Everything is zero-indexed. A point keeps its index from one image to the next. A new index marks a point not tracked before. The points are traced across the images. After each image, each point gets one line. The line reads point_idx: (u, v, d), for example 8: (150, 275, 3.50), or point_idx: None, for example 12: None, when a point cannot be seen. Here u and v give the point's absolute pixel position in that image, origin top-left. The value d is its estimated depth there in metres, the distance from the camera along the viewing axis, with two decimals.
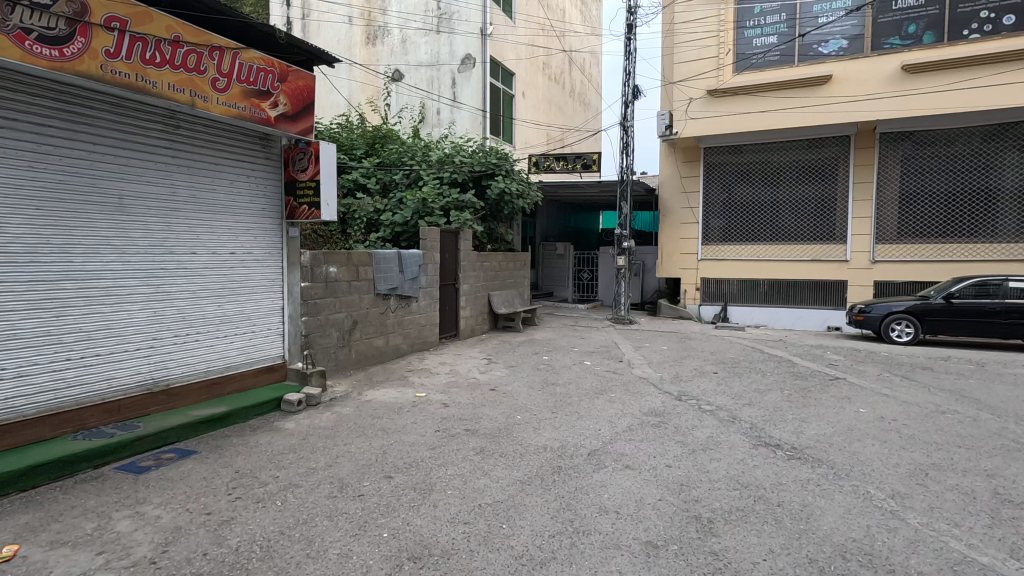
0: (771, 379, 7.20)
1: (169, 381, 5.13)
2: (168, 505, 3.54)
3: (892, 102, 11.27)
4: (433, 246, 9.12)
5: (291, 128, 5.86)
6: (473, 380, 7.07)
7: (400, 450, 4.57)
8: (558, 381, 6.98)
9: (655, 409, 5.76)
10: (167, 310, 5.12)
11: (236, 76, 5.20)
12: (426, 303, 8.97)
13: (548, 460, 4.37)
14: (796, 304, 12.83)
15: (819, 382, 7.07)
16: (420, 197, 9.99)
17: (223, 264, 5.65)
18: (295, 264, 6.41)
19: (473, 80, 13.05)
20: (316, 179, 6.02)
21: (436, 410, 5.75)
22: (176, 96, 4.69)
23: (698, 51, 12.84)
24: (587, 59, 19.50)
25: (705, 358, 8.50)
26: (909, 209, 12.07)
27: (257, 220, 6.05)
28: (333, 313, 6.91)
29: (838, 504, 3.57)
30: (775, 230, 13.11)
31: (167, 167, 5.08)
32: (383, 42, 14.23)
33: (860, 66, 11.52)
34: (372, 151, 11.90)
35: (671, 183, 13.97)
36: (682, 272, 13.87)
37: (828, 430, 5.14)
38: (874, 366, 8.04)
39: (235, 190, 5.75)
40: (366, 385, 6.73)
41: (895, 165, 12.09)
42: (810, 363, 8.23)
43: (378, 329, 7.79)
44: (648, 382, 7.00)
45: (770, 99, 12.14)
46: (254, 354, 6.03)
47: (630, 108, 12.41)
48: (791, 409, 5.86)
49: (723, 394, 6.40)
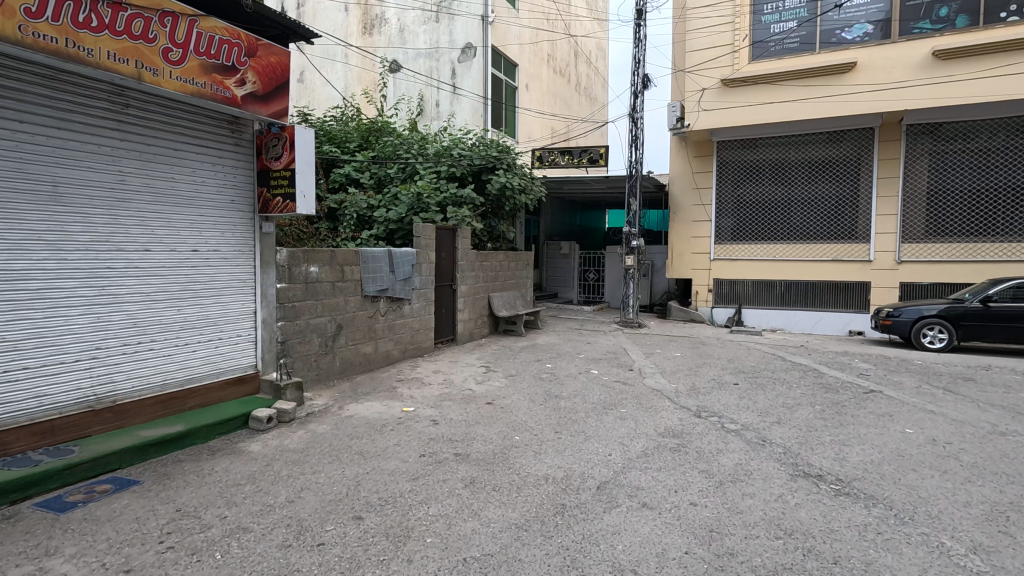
0: (799, 392, 6.47)
1: (117, 397, 4.47)
2: (81, 558, 2.89)
3: (923, 91, 10.46)
4: (428, 245, 8.45)
5: (261, 110, 5.20)
6: (468, 392, 6.37)
7: (375, 482, 3.90)
8: (562, 394, 6.29)
9: (672, 429, 5.06)
10: (114, 316, 4.46)
11: (194, 48, 4.53)
12: (420, 305, 8.30)
13: (549, 496, 3.70)
14: (815, 307, 12.10)
15: (853, 395, 6.33)
16: (415, 191, 9.36)
17: (183, 263, 4.99)
18: (269, 263, 5.78)
19: (475, 69, 12.37)
20: (291, 168, 5.37)
21: (424, 429, 5.08)
22: (119, 68, 4.05)
23: (711, 38, 12.09)
24: (592, 51, 18.84)
25: (722, 367, 7.77)
26: (937, 206, 11.32)
27: (227, 213, 5.39)
28: (313, 317, 6.28)
29: (910, 561, 2.89)
30: (793, 229, 12.38)
31: (115, 152, 4.43)
32: (381, 32, 13.57)
33: (887, 52, 10.73)
34: (367, 145, 11.31)
35: (682, 179, 13.27)
36: (694, 273, 13.16)
37: (875, 457, 4.42)
38: (910, 376, 7.30)
39: (199, 179, 5.11)
40: (350, 398, 6.07)
41: (923, 160, 11.33)
42: (840, 373, 7.49)
43: (365, 334, 7.14)
44: (662, 395, 6.29)
45: (790, 88, 11.39)
46: (221, 364, 5.36)
47: (639, 98, 11.70)
48: (826, 428, 5.15)
49: (747, 410, 5.70)
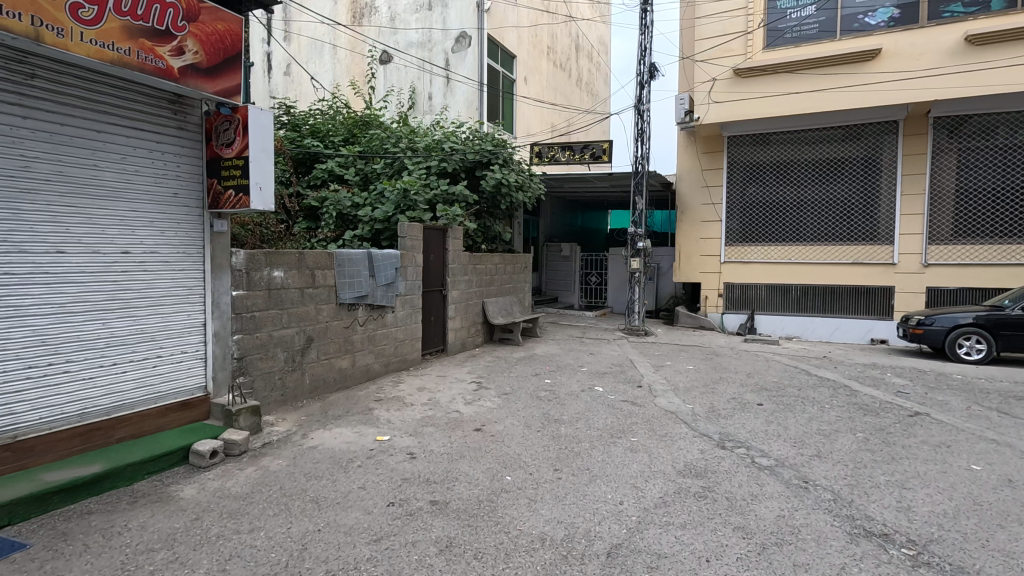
0: (834, 416, 5.63)
1: (18, 432, 3.66)
2: None
3: (955, 79, 9.63)
4: (414, 246, 7.63)
5: (206, 86, 4.40)
6: (454, 415, 5.54)
7: (327, 546, 3.09)
8: (562, 418, 5.45)
9: (693, 466, 4.25)
10: (14, 333, 3.65)
11: (115, 5, 3.72)
12: (405, 313, 7.47)
13: (546, 567, 2.88)
14: (834, 313, 11.29)
15: (898, 420, 5.48)
16: (402, 187, 8.51)
17: (110, 267, 4.17)
18: (223, 267, 4.97)
19: (470, 59, 11.58)
20: (244, 155, 4.59)
21: (397, 465, 4.27)
22: (8, 24, 3.24)
23: (723, 25, 11.27)
24: (594, 47, 18.06)
25: (741, 383, 6.93)
26: (967, 205, 10.50)
27: (168, 209, 4.57)
28: (277, 329, 5.48)
29: None
30: (811, 230, 11.55)
31: (15, 131, 3.63)
32: (371, 21, 12.76)
33: (914, 38, 9.92)
34: (353, 138, 10.50)
35: (690, 177, 12.44)
36: (703, 277, 12.36)
37: (948, 508, 3.58)
38: (953, 395, 6.46)
39: (130, 168, 4.29)
40: (318, 423, 5.25)
41: (950, 157, 10.52)
42: (875, 391, 6.64)
43: (340, 347, 6.33)
44: (677, 419, 5.45)
45: (807, 78, 10.58)
46: (159, 388, 4.53)
47: (645, 89, 10.90)
48: (876, 465, 4.32)
49: (779, 440, 4.88)
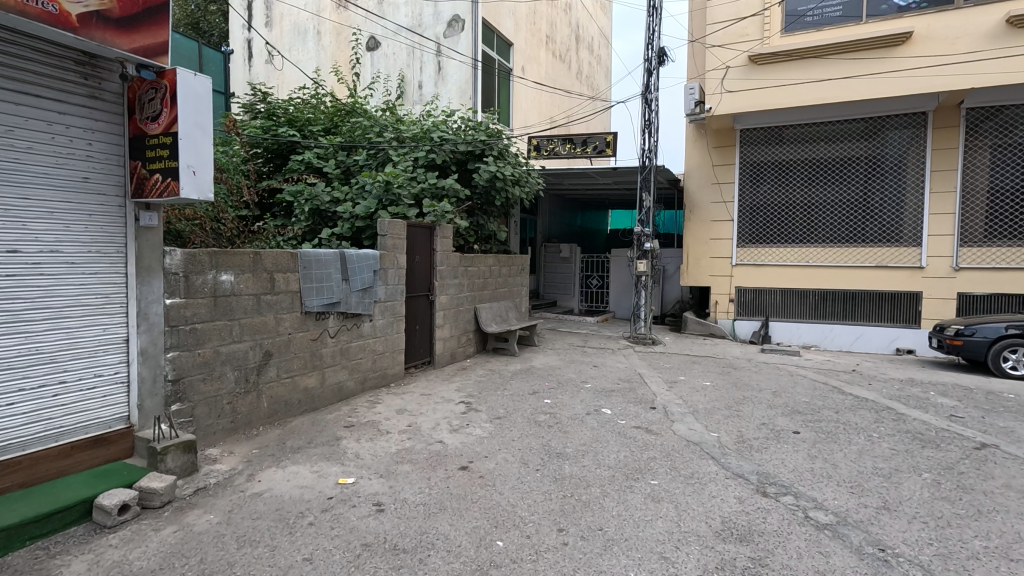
0: (887, 448, 4.74)
1: None
2: None
3: (993, 65, 8.79)
4: (395, 244, 6.69)
5: (119, 42, 3.55)
6: (436, 447, 4.63)
7: None
8: (565, 452, 4.55)
9: (734, 525, 3.35)
10: None
11: None
12: (385, 321, 6.55)
13: None
14: (856, 320, 10.43)
15: (964, 455, 4.59)
16: (385, 179, 7.59)
17: None
18: (154, 270, 4.05)
19: (463, 44, 10.71)
20: (173, 132, 3.68)
21: (360, 522, 3.37)
22: None
23: (737, 8, 10.45)
24: (594, 39, 17.22)
25: (769, 405, 6.02)
26: (1002, 206, 9.64)
27: (75, 198, 3.66)
28: (225, 344, 4.57)
29: None
30: (831, 230, 10.68)
31: None
32: (357, 5, 11.87)
33: (949, 21, 9.08)
34: (335, 128, 9.58)
35: (699, 173, 11.59)
36: (713, 280, 11.49)
37: None
38: (1016, 420, 5.57)
39: (19, 144, 3.39)
40: (269, 459, 4.33)
41: (984, 154, 9.67)
42: (924, 415, 5.75)
43: (305, 364, 5.40)
44: (703, 453, 4.57)
45: (828, 64, 9.73)
46: (62, 422, 3.60)
47: (654, 76, 10.04)
48: (962, 522, 3.42)
49: (828, 483, 4.00)
